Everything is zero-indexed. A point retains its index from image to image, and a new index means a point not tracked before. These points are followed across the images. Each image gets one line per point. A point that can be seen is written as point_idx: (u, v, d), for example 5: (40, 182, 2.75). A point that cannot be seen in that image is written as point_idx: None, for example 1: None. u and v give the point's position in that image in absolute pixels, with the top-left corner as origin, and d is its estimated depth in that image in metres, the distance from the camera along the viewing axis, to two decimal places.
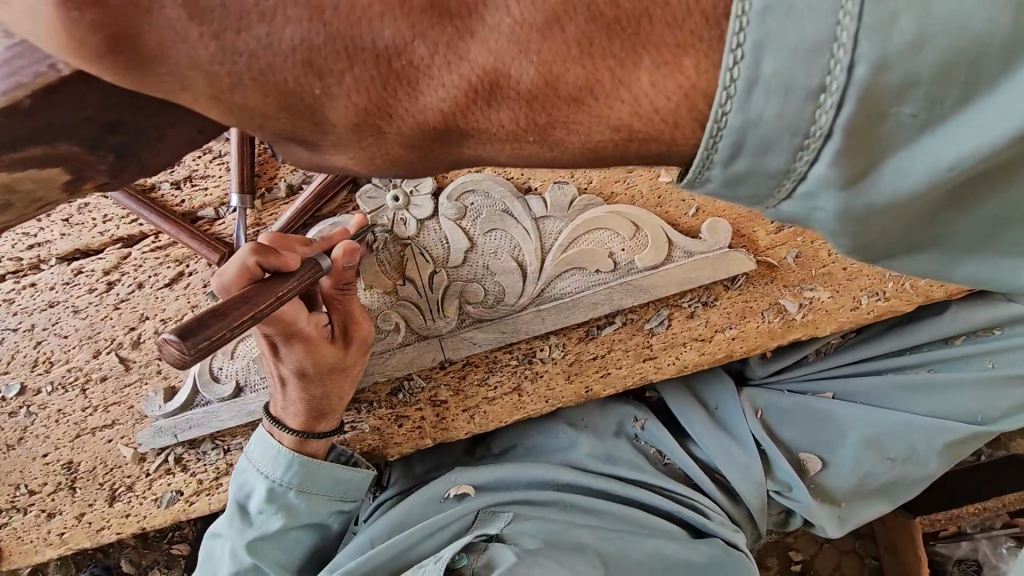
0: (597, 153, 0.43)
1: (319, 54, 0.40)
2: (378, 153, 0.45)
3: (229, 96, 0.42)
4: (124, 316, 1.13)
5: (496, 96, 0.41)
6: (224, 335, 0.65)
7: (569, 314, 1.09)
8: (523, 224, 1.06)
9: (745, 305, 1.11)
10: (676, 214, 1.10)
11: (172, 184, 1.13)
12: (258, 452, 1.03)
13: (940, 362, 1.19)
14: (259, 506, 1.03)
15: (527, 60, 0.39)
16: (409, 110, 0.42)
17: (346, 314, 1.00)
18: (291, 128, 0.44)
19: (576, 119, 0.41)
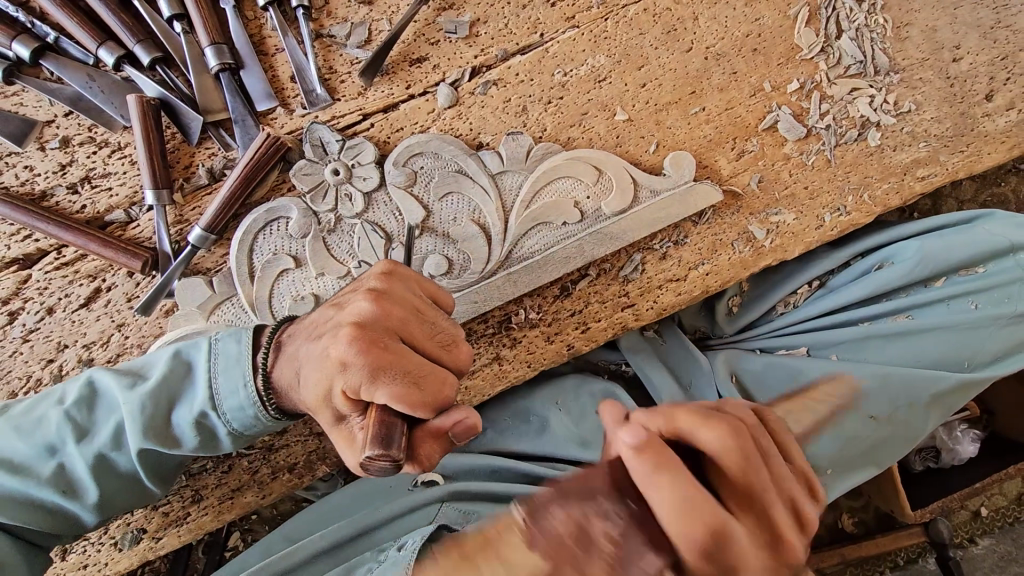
0: (418, 365, 0.74)
1: (405, 355, 0.74)
2: (386, 359, 0.73)
3: (402, 366, 0.72)
4: (37, 348, 0.97)
5: (448, 344, 0.79)
6: (434, 344, 0.78)
7: (541, 272, 1.02)
8: (480, 183, 0.99)
9: (715, 238, 1.09)
10: (636, 152, 1.05)
11: (67, 187, 0.95)
12: (230, 379, 0.84)
13: (920, 304, 1.09)
14: (140, 433, 0.83)
15: (339, 341, 0.74)
16: (393, 352, 0.73)
17: (410, 329, 0.77)
18: (425, 383, 0.72)
19: (400, 322, 0.77)
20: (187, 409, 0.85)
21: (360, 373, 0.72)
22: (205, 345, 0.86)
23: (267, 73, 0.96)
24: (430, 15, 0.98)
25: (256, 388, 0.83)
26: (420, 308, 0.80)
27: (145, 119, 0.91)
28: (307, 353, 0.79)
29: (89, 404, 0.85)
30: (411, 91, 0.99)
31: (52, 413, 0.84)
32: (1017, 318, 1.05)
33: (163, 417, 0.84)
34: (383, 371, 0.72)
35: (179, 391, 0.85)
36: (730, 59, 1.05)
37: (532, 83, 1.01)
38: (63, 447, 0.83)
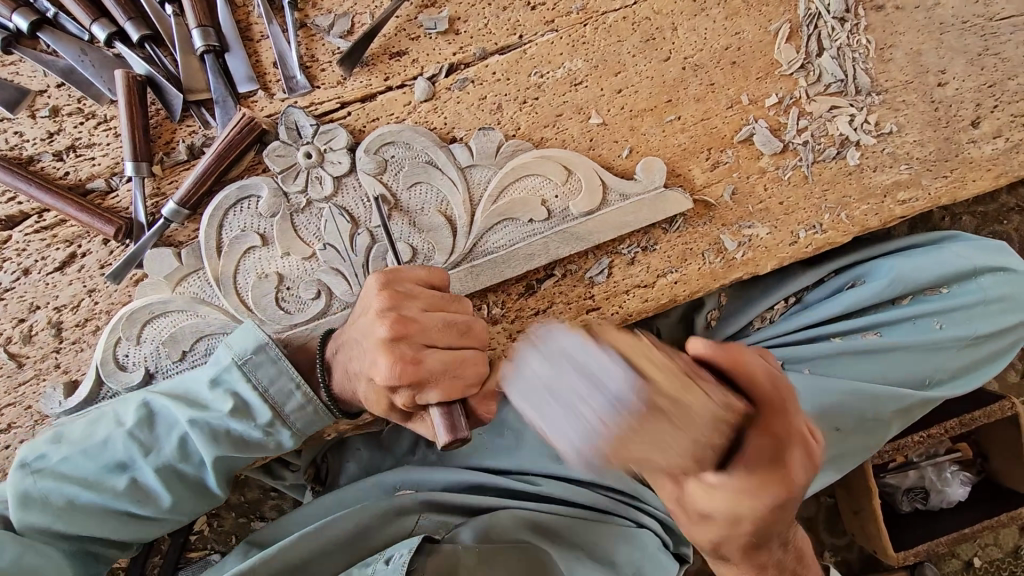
0: (453, 355, 0.82)
1: (435, 355, 0.81)
2: (421, 370, 0.80)
3: (436, 363, 0.81)
4: (10, 307, 1.00)
5: (465, 331, 0.84)
6: (451, 334, 0.83)
7: (504, 268, 1.03)
8: (448, 175, 1.00)
9: (685, 247, 1.08)
10: (609, 156, 1.05)
11: (52, 154, 0.99)
12: (287, 386, 0.89)
13: (889, 323, 1.15)
14: (210, 445, 0.87)
15: (379, 364, 0.81)
16: (424, 362, 0.80)
17: (428, 330, 0.82)
18: (463, 369, 0.82)
19: (421, 330, 0.82)
20: (248, 420, 0.89)
21: (405, 377, 0.80)
22: (247, 359, 0.89)
23: (251, 58, 1.00)
24: (412, 11, 1.01)
25: (319, 394, 0.90)
26: (431, 305, 0.85)
27: (131, 94, 0.95)
28: (356, 372, 0.87)
29: (148, 423, 0.89)
30: (389, 83, 1.02)
31: (113, 434, 0.88)
32: (974, 339, 1.13)
33: (231, 428, 0.88)
34: (421, 374, 0.80)
35: (236, 403, 0.88)
36: (707, 71, 1.06)
37: (508, 82, 1.04)
38: (131, 464, 0.88)
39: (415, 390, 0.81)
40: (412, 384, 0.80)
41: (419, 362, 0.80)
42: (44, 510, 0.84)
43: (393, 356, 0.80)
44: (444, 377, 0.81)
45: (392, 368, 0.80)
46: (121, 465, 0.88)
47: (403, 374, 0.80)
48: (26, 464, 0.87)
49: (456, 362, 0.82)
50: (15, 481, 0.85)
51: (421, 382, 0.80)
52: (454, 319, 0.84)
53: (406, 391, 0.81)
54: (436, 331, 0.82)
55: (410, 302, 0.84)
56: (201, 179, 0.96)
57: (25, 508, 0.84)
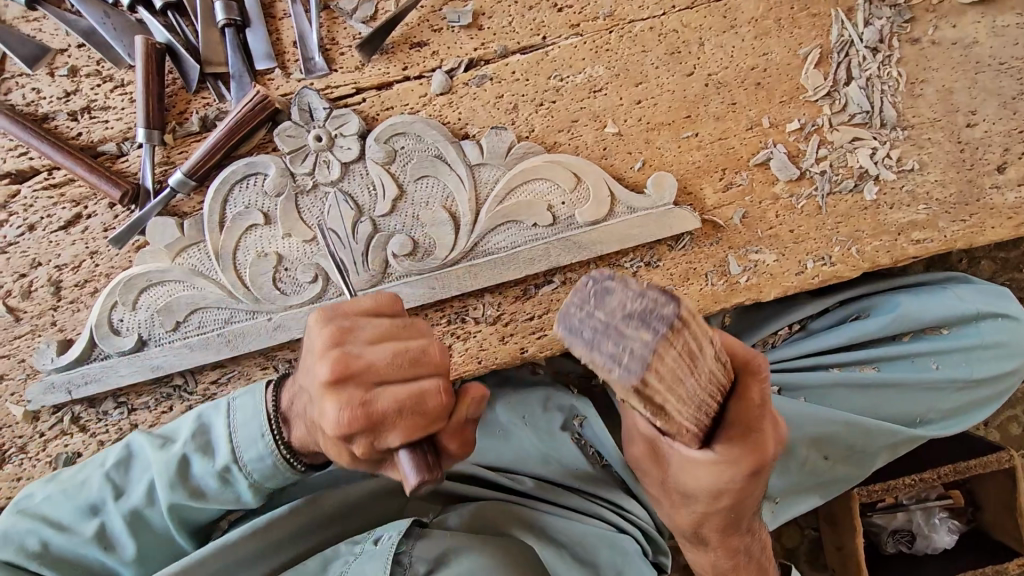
0: (405, 389, 0.74)
1: (385, 392, 0.74)
2: (371, 410, 0.73)
3: (388, 403, 0.73)
4: (13, 260, 1.02)
5: (414, 359, 0.77)
6: (398, 367, 0.76)
7: (504, 270, 1.01)
8: (457, 172, 0.99)
9: (689, 266, 1.06)
10: (621, 167, 1.04)
11: (67, 113, 1.00)
12: (249, 433, 0.85)
13: (888, 359, 1.15)
14: (170, 487, 0.84)
15: (327, 412, 0.74)
16: (373, 403, 0.74)
17: (374, 368, 0.75)
18: (420, 402, 0.74)
19: (368, 368, 0.75)
20: (208, 463, 0.85)
21: (358, 418, 0.73)
22: (228, 404, 0.89)
23: (271, 36, 1.00)
24: (437, 3, 1.01)
25: (279, 447, 0.84)
26: (377, 333, 0.79)
27: (149, 61, 0.96)
28: (313, 420, 0.80)
29: (125, 465, 0.88)
30: (407, 73, 1.02)
31: (93, 475, 0.88)
32: (970, 383, 1.13)
33: (195, 471, 0.85)
34: (373, 412, 0.73)
35: (204, 444, 0.87)
36: (730, 90, 1.04)
37: (526, 83, 1.02)
38: (103, 507, 0.85)
39: (373, 432, 0.74)
40: (366, 427, 0.74)
41: (369, 403, 0.74)
42: (13, 550, 0.82)
43: (339, 400, 0.74)
44: (401, 419, 0.73)
45: (339, 413, 0.73)
46: (93, 508, 0.86)
47: (355, 414, 0.73)
48: (14, 505, 0.88)
49: (411, 397, 0.74)
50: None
51: (374, 422, 0.73)
52: (402, 349, 0.77)
53: (365, 431, 0.74)
54: (389, 361, 0.76)
55: (354, 330, 0.78)
56: (210, 152, 0.96)
57: (1, 549, 0.82)
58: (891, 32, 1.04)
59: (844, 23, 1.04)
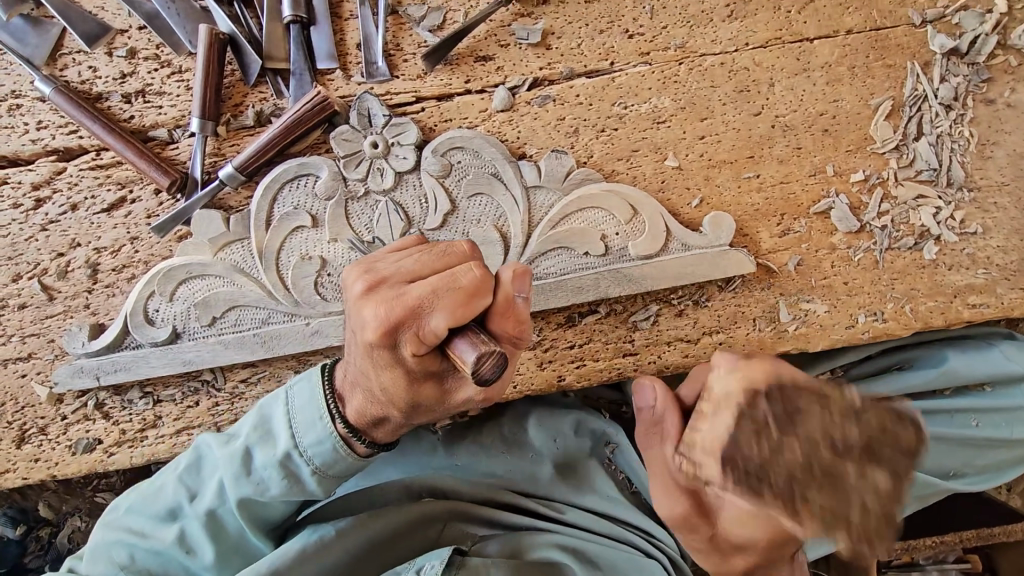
0: (440, 275, 0.70)
1: (418, 286, 0.69)
2: (410, 307, 0.69)
3: (425, 298, 0.68)
4: (52, 239, 1.00)
5: (442, 255, 0.74)
6: (429, 271, 0.73)
7: (549, 296, 0.99)
8: (512, 192, 0.97)
9: (737, 309, 1.04)
10: (678, 202, 1.01)
11: (121, 95, 0.98)
12: (308, 416, 0.84)
13: (928, 411, 1.11)
14: (235, 482, 0.82)
15: (365, 319, 0.71)
16: (408, 294, 0.69)
17: (405, 273, 0.73)
18: (461, 289, 0.69)
19: (400, 277, 0.73)
20: (270, 452, 0.83)
21: (393, 307, 0.69)
22: (285, 392, 0.87)
23: (336, 35, 0.98)
24: (507, 18, 0.99)
25: (336, 421, 0.83)
26: (409, 252, 0.76)
27: (210, 51, 0.93)
28: (361, 366, 0.76)
29: (194, 468, 0.88)
30: (469, 86, 0.99)
31: (165, 481, 0.87)
32: (1007, 444, 1.11)
33: (260, 463, 0.83)
34: (412, 301, 0.69)
35: (265, 434, 0.85)
36: (797, 134, 1.01)
37: (589, 108, 1.00)
38: (178, 512, 0.85)
39: (418, 332, 0.69)
40: (409, 329, 0.69)
41: (402, 296, 0.70)
42: (108, 564, 0.83)
43: (374, 298, 0.71)
44: (449, 315, 0.68)
45: (373, 316, 0.70)
46: (170, 514, 0.85)
47: (389, 307, 0.69)
48: (104, 518, 0.89)
49: (450, 285, 0.69)
50: (93, 535, 0.87)
51: (414, 315, 0.69)
52: (434, 254, 0.74)
53: (412, 324, 0.69)
54: (423, 266, 0.73)
55: (380, 258, 0.76)
56: (264, 149, 0.94)
57: (95, 563, 0.83)
58: (967, 90, 1.01)
59: (919, 77, 1.01)
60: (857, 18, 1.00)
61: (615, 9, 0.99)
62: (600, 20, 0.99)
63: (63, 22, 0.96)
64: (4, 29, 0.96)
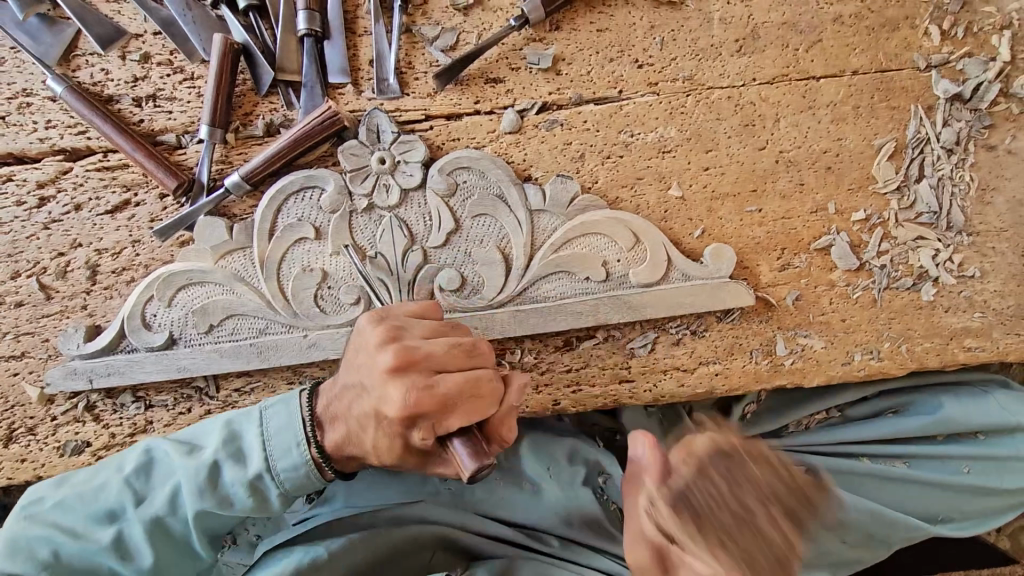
0: (468, 376, 0.79)
1: (447, 381, 0.78)
2: (434, 398, 0.78)
3: (449, 395, 0.78)
4: (54, 238, 0.99)
5: (469, 350, 0.82)
6: (453, 362, 0.81)
7: (549, 320, 0.99)
8: (516, 215, 0.98)
9: (735, 341, 1.04)
10: (680, 232, 1.02)
11: (132, 99, 0.98)
12: (281, 439, 0.85)
13: (919, 456, 1.12)
14: (198, 495, 0.83)
15: (388, 393, 0.78)
16: (437, 385, 0.78)
17: (434, 359, 0.79)
18: (479, 394, 0.80)
19: (430, 362, 0.80)
20: (240, 471, 0.84)
21: (419, 395, 0.78)
22: (260, 411, 0.88)
23: (349, 51, 0.99)
24: (519, 42, 1.00)
25: (312, 448, 0.85)
26: (434, 334, 0.83)
27: (224, 60, 0.94)
28: (360, 412, 0.83)
29: (145, 471, 0.87)
30: (479, 107, 1.00)
31: (110, 480, 0.86)
32: (998, 492, 1.10)
33: (225, 478, 0.84)
34: (437, 394, 0.78)
35: (236, 451, 0.86)
36: (800, 170, 1.02)
37: (596, 134, 1.01)
38: (120, 514, 0.84)
39: (432, 417, 0.78)
40: (425, 415, 0.78)
41: (430, 386, 0.78)
42: (28, 561, 0.79)
43: (400, 375, 0.78)
44: (462, 413, 0.79)
45: (396, 396, 0.78)
46: (111, 516, 0.84)
47: (415, 394, 0.78)
48: (23, 507, 0.85)
49: (471, 386, 0.79)
50: (9, 525, 0.83)
51: (435, 405, 0.78)
52: (459, 345, 0.81)
53: (429, 411, 0.78)
54: (449, 356, 0.80)
55: (406, 329, 0.82)
56: (271, 159, 0.94)
57: (12, 557, 0.79)
58: (969, 136, 1.02)
59: (922, 120, 1.02)
60: (864, 59, 1.01)
61: (626, 38, 1.00)
62: (611, 48, 1.00)
63: (79, 23, 0.96)
64: (20, 28, 0.96)
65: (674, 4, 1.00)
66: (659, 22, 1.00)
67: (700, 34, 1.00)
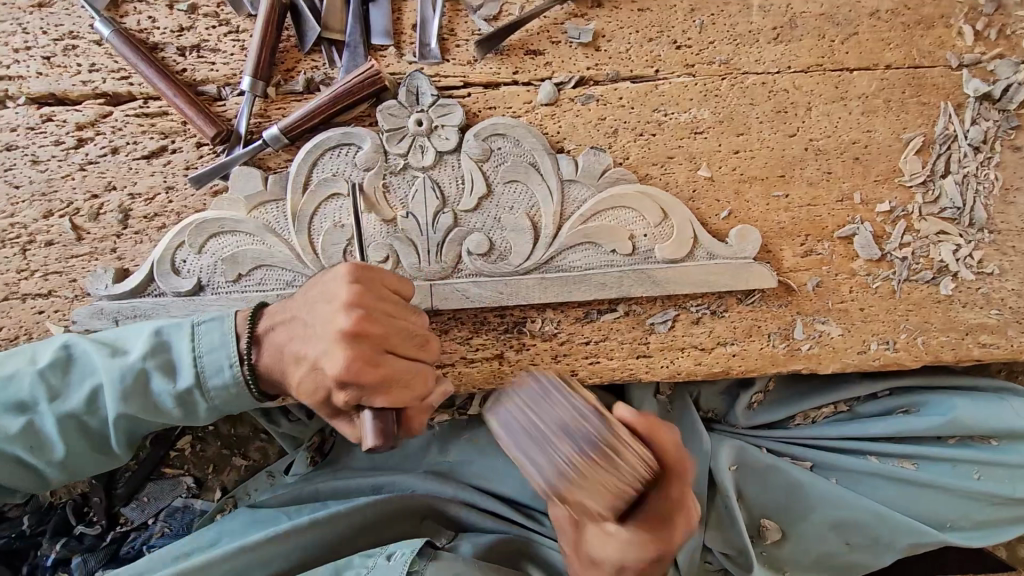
0: (413, 365, 0.83)
1: (391, 364, 0.81)
2: (372, 373, 0.79)
3: (386, 376, 0.80)
4: (89, 179, 1.00)
5: (423, 343, 0.85)
6: (403, 347, 0.83)
7: (572, 291, 1.00)
8: (548, 184, 0.99)
9: (754, 323, 1.05)
10: (707, 213, 1.03)
11: (177, 48, 1.00)
12: (210, 357, 0.86)
13: (928, 458, 1.13)
14: (120, 400, 0.86)
15: (333, 351, 0.79)
16: (382, 365, 0.80)
17: (390, 337, 0.82)
18: (412, 383, 0.82)
19: (386, 340, 0.82)
20: (166, 382, 0.87)
21: (361, 369, 0.79)
22: (192, 325, 0.88)
23: (393, 14, 1.01)
24: (561, 16, 1.01)
25: (242, 368, 0.86)
26: (398, 312, 0.85)
27: (271, 15, 0.96)
28: (297, 358, 0.84)
29: (66, 368, 0.88)
30: (516, 77, 1.02)
31: (25, 372, 0.87)
32: (1005, 500, 1.11)
33: (149, 386, 0.87)
34: (377, 373, 0.79)
35: (164, 363, 0.87)
36: (828, 159, 1.04)
37: (631, 111, 1.03)
38: (32, 407, 0.87)
39: (358, 387, 0.79)
40: (358, 383, 0.79)
41: (374, 362, 0.80)
42: None
43: (353, 341, 0.80)
44: (392, 393, 0.80)
45: (338, 359, 0.79)
46: (22, 406, 0.86)
47: (357, 365, 0.79)
48: None
49: (412, 371, 0.82)
50: None
51: (366, 380, 0.79)
52: (418, 335, 0.85)
53: (355, 386, 0.79)
54: (402, 339, 0.83)
55: (382, 302, 0.83)
56: (312, 115, 0.96)
57: None
58: (995, 135, 1.04)
59: (951, 117, 1.04)
60: (896, 55, 1.04)
61: (666, 19, 1.02)
62: (650, 28, 1.03)
63: None
64: None
65: None
66: (700, 5, 1.02)
67: (739, 19, 1.03)
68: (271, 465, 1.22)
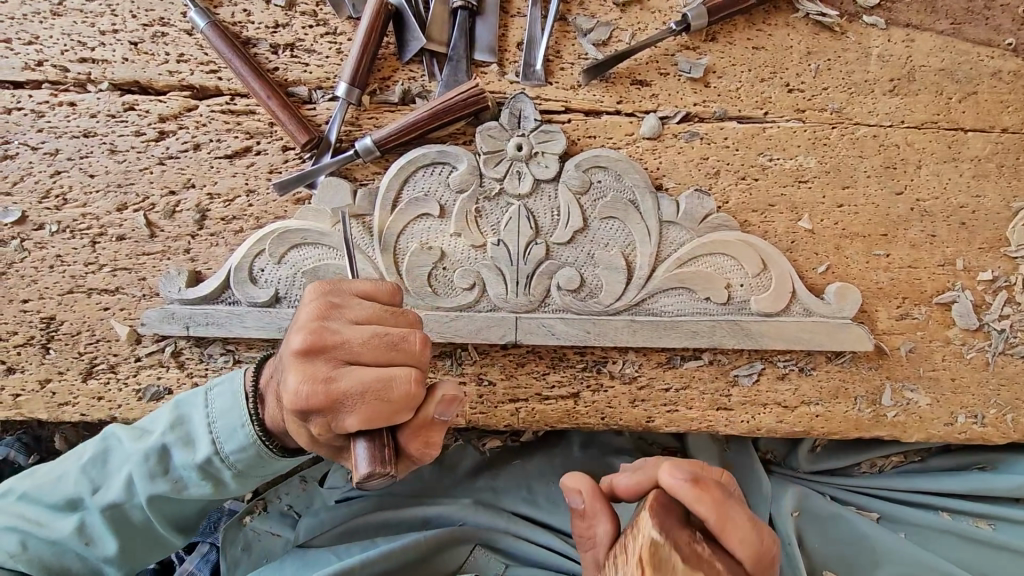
0: (380, 371, 0.74)
1: (349, 378, 0.73)
2: (327, 389, 0.73)
3: (349, 398, 0.73)
4: (167, 174, 0.96)
5: (393, 343, 0.75)
6: (370, 356, 0.75)
7: (661, 336, 0.96)
8: (646, 223, 0.95)
9: (841, 384, 1.01)
10: (804, 266, 0.99)
11: (270, 45, 0.95)
12: (226, 423, 0.84)
13: (1008, 520, 1.08)
14: (150, 479, 0.84)
15: (288, 379, 0.75)
16: (339, 379, 0.73)
17: (349, 349, 0.75)
18: (385, 397, 0.73)
19: (342, 354, 0.75)
20: (190, 454, 0.84)
21: (319, 391, 0.73)
22: (206, 392, 0.87)
23: (499, 29, 0.96)
24: (673, 47, 0.97)
25: (257, 426, 0.83)
26: (366, 320, 0.77)
27: (376, 20, 0.91)
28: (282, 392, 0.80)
29: (100, 460, 0.87)
30: (620, 107, 0.97)
31: (68, 470, 0.86)
32: None
33: (176, 462, 0.84)
34: (337, 387, 0.73)
35: (184, 435, 0.85)
36: (934, 220, 1.00)
37: (735, 153, 0.98)
38: (79, 503, 0.85)
39: (320, 407, 0.73)
40: (320, 407, 0.74)
41: (330, 380, 0.73)
42: None
43: (306, 362, 0.75)
44: (366, 413, 0.73)
45: (294, 386, 0.74)
46: (70, 506, 0.85)
47: (315, 388, 0.73)
48: None
49: (388, 381, 0.73)
50: None
51: (325, 398, 0.73)
52: (388, 337, 0.75)
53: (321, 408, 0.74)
54: (369, 349, 0.75)
55: (342, 314, 0.77)
56: (409, 128, 0.91)
57: None
58: None
59: None
60: (1016, 119, 0.99)
61: (781, 60, 0.98)
62: (764, 68, 0.98)
63: None
64: None
65: (835, 34, 0.98)
66: (817, 49, 0.98)
67: (856, 67, 0.98)
68: (304, 470, 1.18)
